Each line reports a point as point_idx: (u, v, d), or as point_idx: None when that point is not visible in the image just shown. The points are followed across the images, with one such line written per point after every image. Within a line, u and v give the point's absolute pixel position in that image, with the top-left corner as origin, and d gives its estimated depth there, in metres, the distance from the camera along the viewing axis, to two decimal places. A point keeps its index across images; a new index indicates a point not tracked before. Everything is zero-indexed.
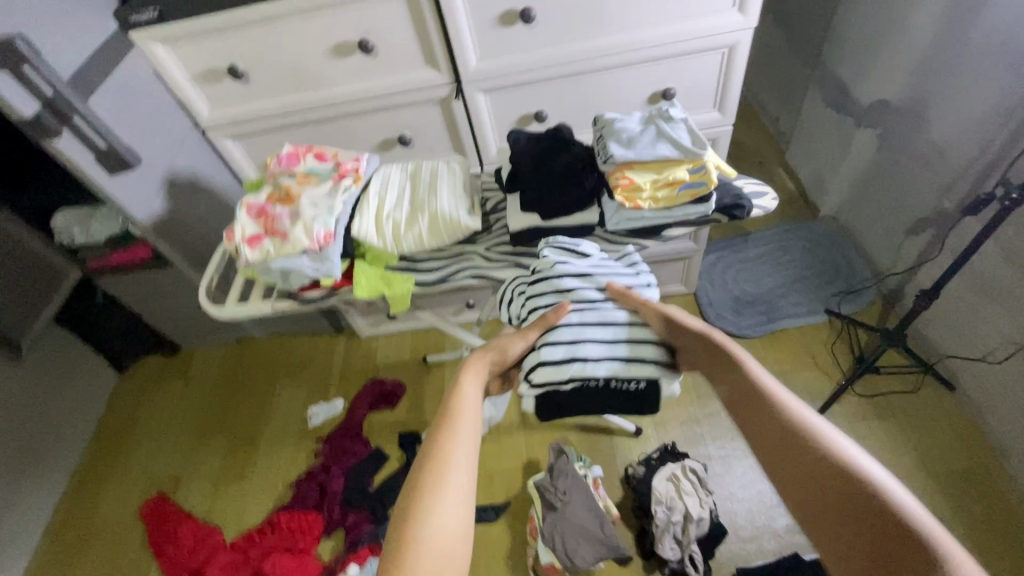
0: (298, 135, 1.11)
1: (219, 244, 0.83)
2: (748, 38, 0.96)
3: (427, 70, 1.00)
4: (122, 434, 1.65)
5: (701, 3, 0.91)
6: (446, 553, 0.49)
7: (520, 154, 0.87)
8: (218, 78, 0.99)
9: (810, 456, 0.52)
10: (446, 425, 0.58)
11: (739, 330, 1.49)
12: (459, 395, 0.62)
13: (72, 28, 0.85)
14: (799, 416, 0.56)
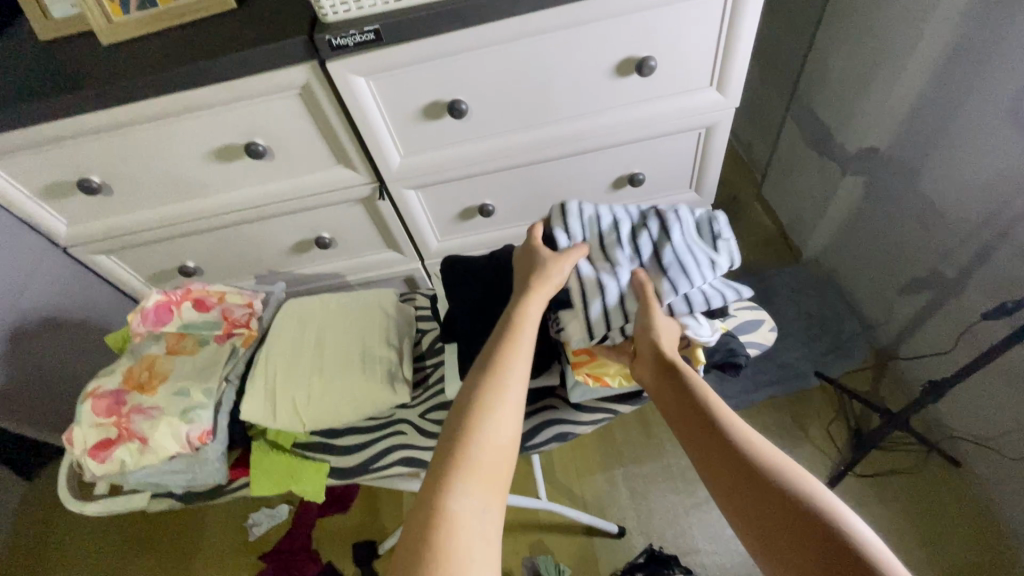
0: (190, 243, 0.90)
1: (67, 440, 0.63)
2: (727, 119, 0.81)
3: (340, 169, 0.81)
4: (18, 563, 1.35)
5: (671, 84, 0.75)
6: (495, 457, 0.43)
7: (455, 289, 0.70)
8: (70, 191, 0.79)
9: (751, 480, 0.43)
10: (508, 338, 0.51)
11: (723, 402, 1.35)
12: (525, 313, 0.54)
13: None
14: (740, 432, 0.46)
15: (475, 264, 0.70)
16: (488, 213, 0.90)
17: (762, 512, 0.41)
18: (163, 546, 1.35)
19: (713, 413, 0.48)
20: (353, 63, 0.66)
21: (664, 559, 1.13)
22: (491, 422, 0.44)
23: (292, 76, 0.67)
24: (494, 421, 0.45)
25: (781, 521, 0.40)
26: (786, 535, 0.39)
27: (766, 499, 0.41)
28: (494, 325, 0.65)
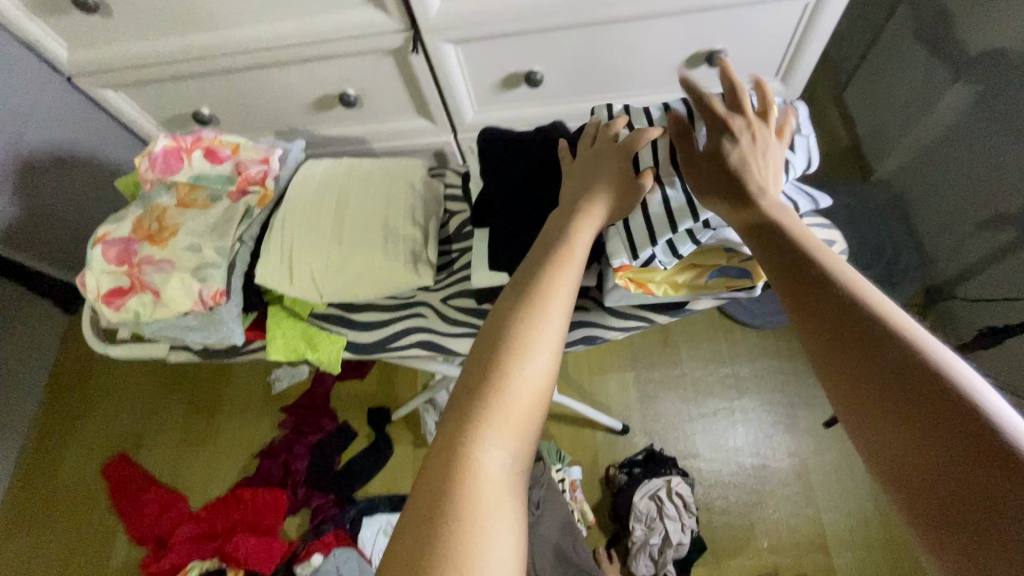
0: (200, 84, 0.82)
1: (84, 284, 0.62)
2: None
3: (368, 9, 0.69)
4: (69, 384, 1.47)
5: None
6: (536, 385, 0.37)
7: (489, 167, 0.62)
8: (63, 8, 0.70)
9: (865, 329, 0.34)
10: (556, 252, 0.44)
11: (751, 322, 1.30)
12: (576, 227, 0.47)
13: None
14: (850, 284, 0.37)
15: (519, 141, 0.61)
16: (535, 82, 0.78)
17: (869, 385, 0.33)
18: (195, 387, 1.45)
19: (824, 270, 0.39)
20: None
21: (663, 460, 1.19)
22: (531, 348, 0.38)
23: None
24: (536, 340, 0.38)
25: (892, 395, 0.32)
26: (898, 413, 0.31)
27: (879, 367, 0.33)
28: (532, 210, 0.58)
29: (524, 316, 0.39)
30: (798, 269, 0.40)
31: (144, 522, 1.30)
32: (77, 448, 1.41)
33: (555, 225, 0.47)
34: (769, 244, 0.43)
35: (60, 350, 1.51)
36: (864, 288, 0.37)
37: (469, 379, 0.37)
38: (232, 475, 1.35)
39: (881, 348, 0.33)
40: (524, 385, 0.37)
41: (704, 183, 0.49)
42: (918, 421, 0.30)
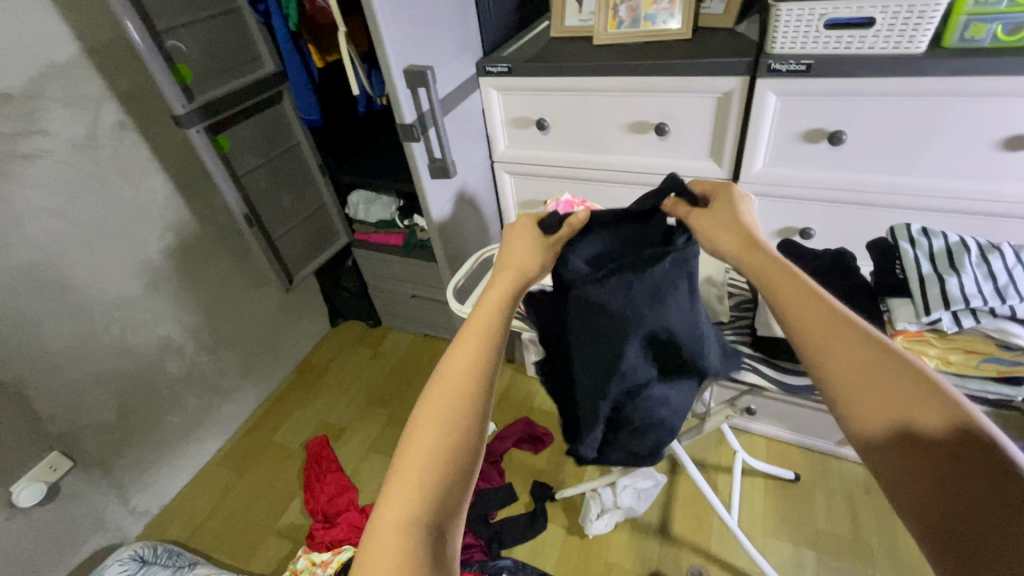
0: (562, 188, 1.23)
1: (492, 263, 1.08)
2: None
3: (708, 162, 1.04)
4: (317, 374, 1.92)
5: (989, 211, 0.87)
6: None
7: (787, 263, 0.80)
8: (525, 124, 1.16)
9: (960, 451, 0.39)
10: (431, 403, 0.50)
11: None
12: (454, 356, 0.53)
13: (430, 40, 0.96)
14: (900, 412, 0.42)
15: (809, 253, 0.80)
16: (807, 237, 1.01)
17: (921, 444, 0.41)
18: (399, 412, 1.75)
19: (954, 441, 0.40)
20: (776, 82, 0.88)
21: None
22: (401, 476, 0.46)
23: (726, 82, 0.92)
24: (396, 489, 0.45)
25: (936, 437, 0.40)
26: (942, 461, 0.40)
27: (966, 477, 0.38)
28: None
29: (400, 494, 0.45)
30: (886, 370, 0.44)
31: (320, 500, 1.50)
32: (303, 419, 1.77)
33: (458, 368, 0.52)
34: (882, 398, 0.43)
35: (314, 344, 2.03)
36: (929, 416, 0.41)
37: (413, 476, 0.45)
38: None
39: (926, 410, 0.42)
40: (385, 525, 0.43)
41: (848, 355, 0.46)
42: (972, 473, 0.38)
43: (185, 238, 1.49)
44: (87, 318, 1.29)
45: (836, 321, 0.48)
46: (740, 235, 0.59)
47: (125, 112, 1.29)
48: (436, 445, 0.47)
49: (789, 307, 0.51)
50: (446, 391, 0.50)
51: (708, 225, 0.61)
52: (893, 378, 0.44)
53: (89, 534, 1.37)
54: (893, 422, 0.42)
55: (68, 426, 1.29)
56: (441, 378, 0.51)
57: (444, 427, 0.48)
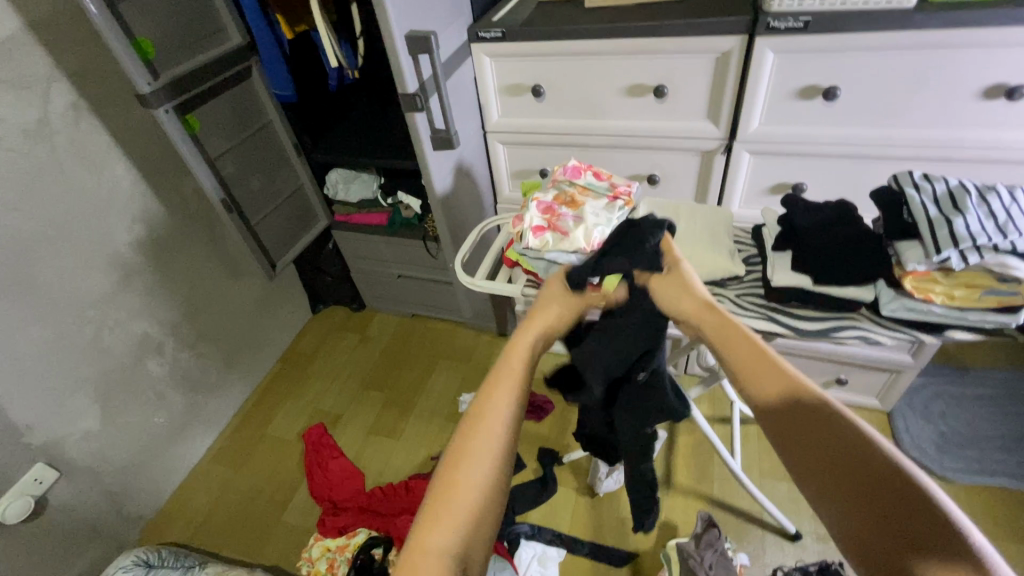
0: (558, 155, 1.23)
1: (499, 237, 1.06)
2: (913, 369, 1.26)
3: (704, 123, 1.06)
4: (304, 362, 1.87)
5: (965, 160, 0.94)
6: None
7: (795, 216, 0.84)
8: (520, 92, 1.14)
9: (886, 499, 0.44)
10: (464, 441, 0.53)
11: (956, 476, 1.27)
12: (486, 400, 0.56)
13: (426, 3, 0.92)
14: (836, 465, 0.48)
15: (815, 206, 0.84)
16: (800, 191, 1.06)
17: (854, 491, 0.46)
18: (395, 392, 1.74)
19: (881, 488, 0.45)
20: (775, 40, 0.90)
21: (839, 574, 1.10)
22: (438, 510, 0.48)
23: (725, 42, 0.94)
24: (434, 521, 0.48)
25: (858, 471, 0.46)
26: (864, 493, 0.45)
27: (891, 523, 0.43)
28: (827, 258, 0.78)
29: (434, 524, 0.48)
30: (815, 419, 0.51)
31: (326, 486, 1.48)
32: (295, 409, 1.72)
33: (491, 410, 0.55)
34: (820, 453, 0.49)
35: (297, 333, 1.97)
36: (859, 465, 0.47)
37: (449, 506, 0.48)
38: (400, 469, 1.53)
39: (848, 448, 0.48)
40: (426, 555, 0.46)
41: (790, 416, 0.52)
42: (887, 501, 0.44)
43: (156, 229, 1.40)
44: (58, 320, 1.20)
45: (776, 386, 0.55)
46: (697, 300, 0.66)
47: (78, 93, 1.18)
48: (469, 486, 0.50)
49: (738, 368, 0.58)
50: (475, 429, 0.54)
51: (668, 290, 0.68)
52: (829, 436, 0.49)
53: (83, 546, 1.30)
54: (830, 475, 0.48)
55: (49, 436, 1.21)
56: (473, 423, 0.54)
57: (475, 464, 0.51)
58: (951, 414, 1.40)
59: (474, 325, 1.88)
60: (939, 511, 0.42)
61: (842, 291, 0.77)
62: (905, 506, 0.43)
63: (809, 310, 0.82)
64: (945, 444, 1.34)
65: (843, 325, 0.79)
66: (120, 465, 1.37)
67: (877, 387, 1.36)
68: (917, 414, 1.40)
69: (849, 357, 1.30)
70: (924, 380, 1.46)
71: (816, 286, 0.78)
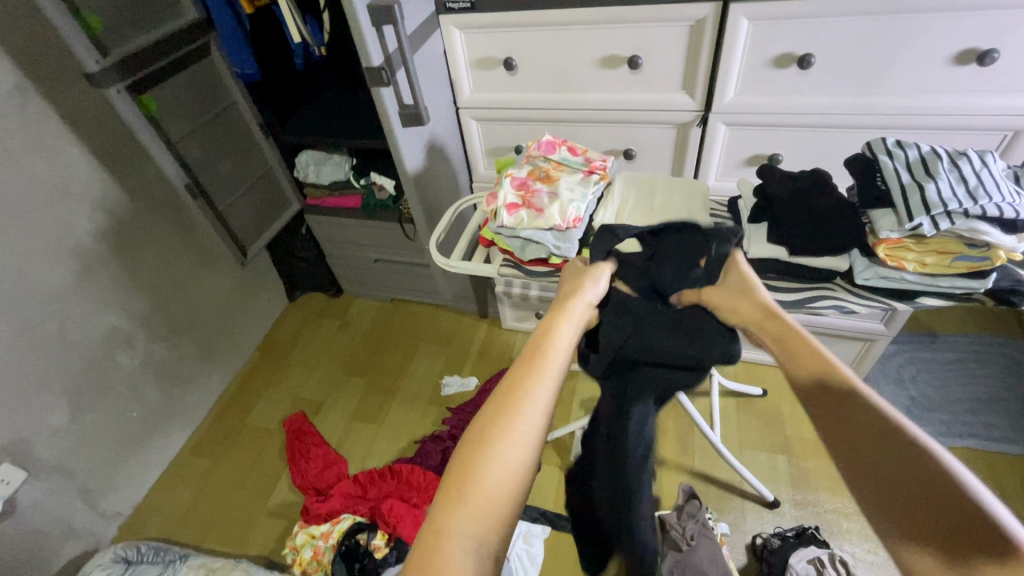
0: (533, 131, 1.20)
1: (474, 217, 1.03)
2: (885, 338, 1.28)
3: (680, 94, 1.04)
4: (282, 350, 1.84)
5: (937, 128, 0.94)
6: None
7: (769, 187, 0.83)
8: (492, 65, 1.11)
9: (931, 502, 0.39)
10: (493, 418, 0.49)
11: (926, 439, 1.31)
12: (519, 377, 0.52)
13: None
14: (876, 459, 0.43)
15: (790, 176, 0.83)
16: (775, 163, 1.06)
17: (894, 491, 0.41)
18: (377, 378, 1.72)
19: (925, 490, 0.39)
20: (749, 7, 0.88)
21: (816, 538, 1.13)
22: (462, 492, 0.44)
23: (699, 9, 0.91)
24: (455, 501, 0.44)
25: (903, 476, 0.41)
26: (895, 484, 0.41)
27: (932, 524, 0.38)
28: (802, 228, 0.77)
29: (456, 503, 0.44)
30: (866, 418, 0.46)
31: (309, 474, 1.46)
32: (274, 398, 1.69)
33: (521, 384, 0.51)
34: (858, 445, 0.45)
35: (274, 321, 1.92)
36: (900, 462, 0.42)
37: (471, 484, 0.45)
38: (385, 455, 1.52)
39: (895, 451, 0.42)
40: (444, 536, 0.42)
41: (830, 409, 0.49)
42: (937, 512, 0.38)
43: (117, 217, 1.33)
44: (16, 314, 1.14)
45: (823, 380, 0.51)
46: (756, 305, 0.63)
47: (22, 73, 1.11)
48: (492, 472, 0.46)
49: (789, 364, 0.56)
50: (505, 408, 0.49)
51: (726, 298, 0.67)
52: (872, 431, 0.45)
53: (59, 545, 1.27)
54: (870, 469, 0.43)
55: (15, 435, 1.16)
56: (496, 409, 0.49)
57: (503, 444, 0.47)
58: (922, 379, 1.44)
59: (454, 308, 1.87)
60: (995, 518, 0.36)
61: (816, 261, 0.78)
62: (950, 511, 0.37)
63: (784, 282, 0.82)
64: (916, 408, 1.38)
65: (819, 296, 0.79)
66: (93, 462, 1.34)
67: (853, 356, 1.39)
68: (889, 381, 1.43)
69: (824, 327, 1.32)
70: (896, 347, 1.49)
71: (791, 257, 0.79)
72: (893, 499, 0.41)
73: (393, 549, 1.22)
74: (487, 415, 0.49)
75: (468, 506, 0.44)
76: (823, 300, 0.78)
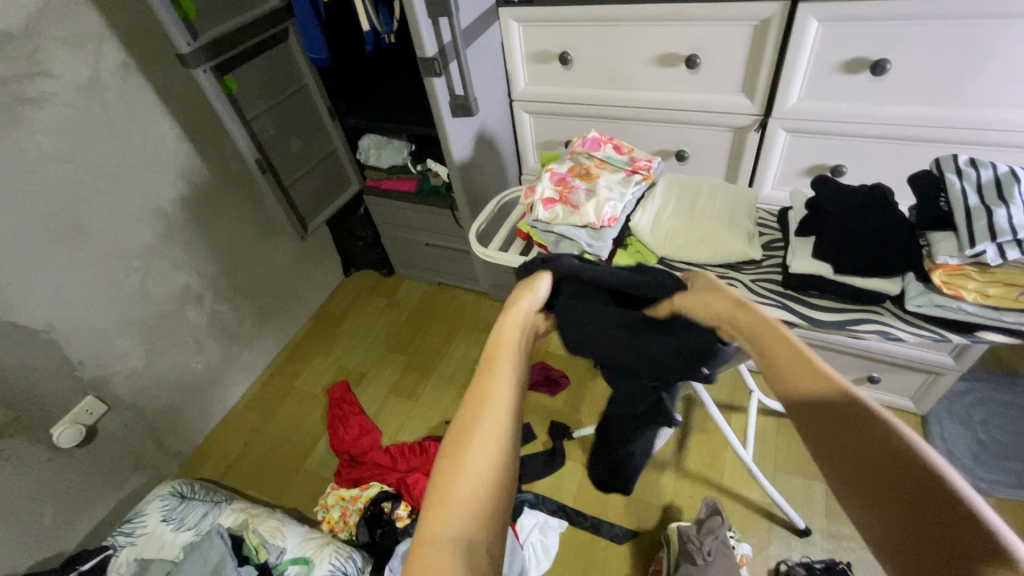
0: (584, 127, 1.19)
1: (516, 209, 1.05)
2: (953, 373, 1.18)
3: (739, 97, 1.00)
4: (334, 321, 1.95)
5: None
6: None
7: (821, 200, 0.79)
8: (548, 59, 1.11)
9: (911, 495, 0.40)
10: (470, 421, 0.50)
11: (989, 488, 1.19)
12: (490, 381, 0.54)
13: None
14: (853, 455, 0.44)
15: (846, 189, 0.78)
16: (838, 175, 0.99)
17: (875, 484, 0.42)
18: (417, 356, 1.79)
19: (906, 480, 0.41)
20: (819, 7, 0.83)
21: (845, 575, 1.07)
22: (454, 496, 0.45)
23: (764, 8, 0.87)
24: (446, 506, 0.44)
25: (882, 471, 0.42)
26: (876, 479, 0.42)
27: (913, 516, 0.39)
28: (851, 244, 0.72)
29: (443, 508, 0.44)
30: (839, 412, 0.47)
31: (345, 439, 1.55)
32: (321, 365, 1.80)
33: (487, 391, 0.53)
34: (839, 448, 0.46)
35: (329, 294, 2.04)
36: (879, 456, 0.43)
37: (452, 481, 0.46)
38: (417, 431, 1.58)
39: (867, 437, 0.44)
40: (445, 542, 0.42)
41: (805, 413, 0.50)
42: (909, 489, 0.40)
43: (197, 186, 1.47)
44: (107, 266, 1.29)
45: (800, 380, 0.51)
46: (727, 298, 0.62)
47: (127, 51, 1.24)
48: (477, 465, 0.47)
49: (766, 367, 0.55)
50: (476, 411, 0.51)
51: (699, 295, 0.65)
52: (849, 432, 0.45)
53: (128, 473, 1.43)
54: (849, 463, 0.44)
55: (99, 372, 1.32)
56: (470, 415, 0.51)
57: (481, 443, 0.48)
58: (993, 423, 1.30)
59: (498, 297, 1.90)
60: (972, 510, 0.37)
61: (866, 282, 0.73)
62: (923, 503, 0.39)
63: (825, 300, 0.77)
64: (982, 453, 1.26)
65: (863, 320, 0.74)
66: (163, 403, 1.50)
67: (914, 388, 1.28)
68: (954, 420, 1.31)
69: (882, 354, 1.23)
70: (967, 385, 1.36)
71: (837, 274, 0.74)
72: (875, 486, 0.42)
73: (413, 521, 1.28)
74: (462, 430, 0.50)
75: (459, 512, 0.44)
76: (866, 323, 0.73)
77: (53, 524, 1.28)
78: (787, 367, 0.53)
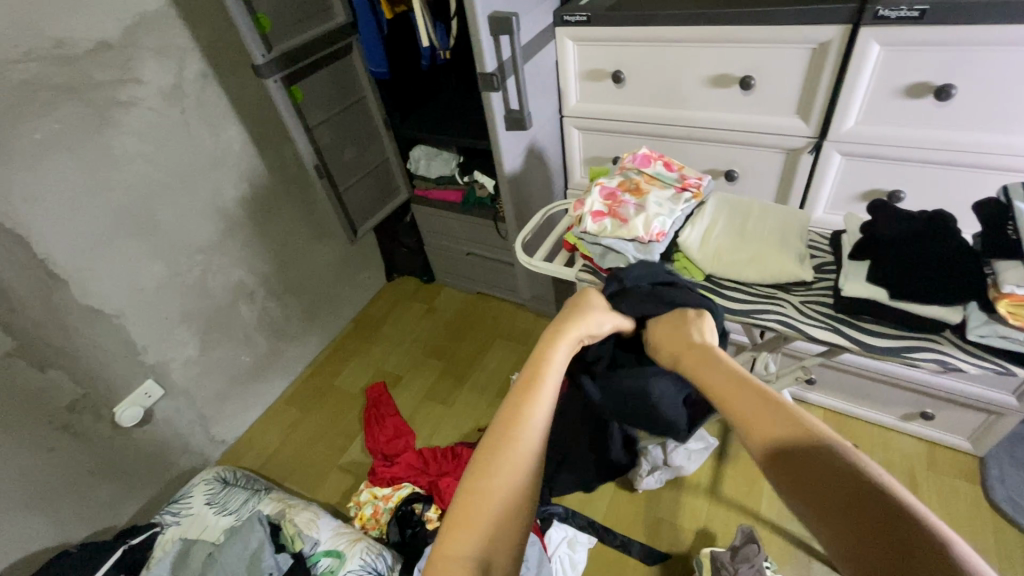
0: (633, 144, 1.21)
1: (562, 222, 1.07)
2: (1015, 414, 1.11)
3: (793, 119, 1.00)
4: (374, 324, 2.01)
5: None
6: None
7: (877, 224, 0.77)
8: (601, 77, 1.14)
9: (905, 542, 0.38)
10: (502, 439, 0.51)
11: None
12: (526, 400, 0.55)
13: None
14: (835, 503, 0.42)
15: (905, 214, 0.76)
16: (896, 200, 0.97)
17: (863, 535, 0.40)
18: (452, 363, 1.82)
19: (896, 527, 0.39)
20: (882, 31, 0.83)
21: None
22: (476, 516, 0.47)
23: (824, 32, 0.87)
24: (469, 523, 0.46)
25: (866, 520, 0.41)
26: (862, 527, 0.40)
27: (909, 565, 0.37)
28: (910, 270, 0.71)
29: (465, 524, 0.46)
30: (809, 453, 0.47)
31: (379, 439, 1.59)
32: (360, 366, 1.86)
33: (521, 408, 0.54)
34: (819, 496, 0.44)
35: (372, 297, 2.10)
36: (862, 504, 0.41)
37: (476, 500, 0.47)
38: (450, 435, 1.60)
39: (837, 474, 0.44)
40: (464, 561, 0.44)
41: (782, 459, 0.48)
42: (897, 539, 0.39)
43: (258, 187, 1.55)
44: (174, 258, 1.38)
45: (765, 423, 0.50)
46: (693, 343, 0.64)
47: (207, 61, 1.33)
48: (504, 483, 0.48)
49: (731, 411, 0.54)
50: (506, 429, 0.52)
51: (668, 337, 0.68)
52: (827, 476, 0.44)
53: (177, 456, 1.51)
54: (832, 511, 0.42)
55: (159, 356, 1.40)
56: (502, 432, 0.52)
57: (505, 463, 0.50)
58: None
59: (535, 309, 1.91)
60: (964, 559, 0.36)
61: (925, 308, 0.71)
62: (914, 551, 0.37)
63: (876, 324, 0.76)
64: None
65: (919, 347, 0.72)
66: (212, 391, 1.57)
67: (971, 428, 1.22)
68: (1015, 464, 1.23)
69: (936, 389, 1.18)
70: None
71: (893, 299, 0.72)
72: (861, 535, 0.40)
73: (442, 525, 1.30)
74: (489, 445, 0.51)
75: (480, 528, 0.46)
76: (923, 352, 0.71)
77: (108, 498, 1.36)
78: (750, 407, 0.52)
